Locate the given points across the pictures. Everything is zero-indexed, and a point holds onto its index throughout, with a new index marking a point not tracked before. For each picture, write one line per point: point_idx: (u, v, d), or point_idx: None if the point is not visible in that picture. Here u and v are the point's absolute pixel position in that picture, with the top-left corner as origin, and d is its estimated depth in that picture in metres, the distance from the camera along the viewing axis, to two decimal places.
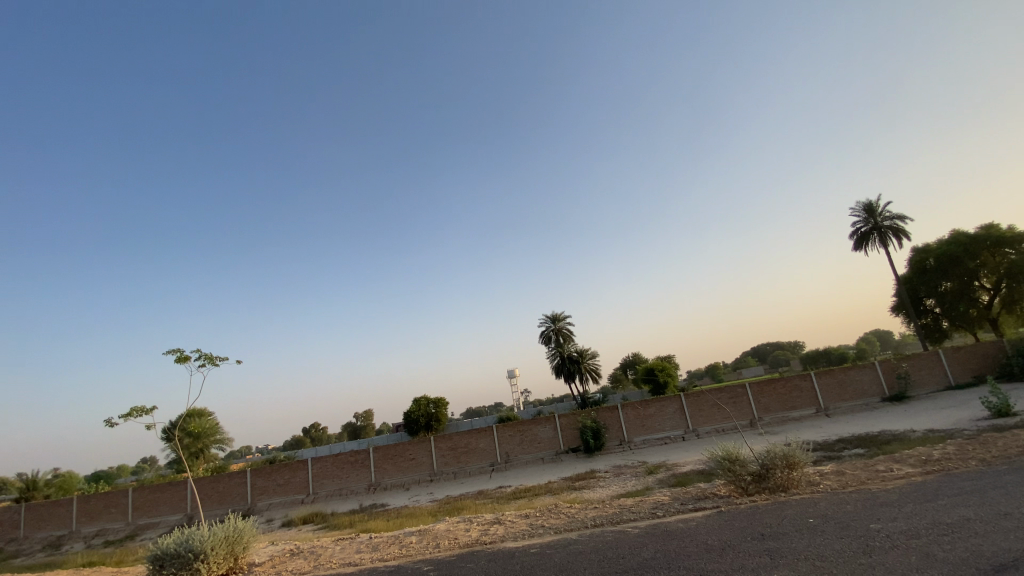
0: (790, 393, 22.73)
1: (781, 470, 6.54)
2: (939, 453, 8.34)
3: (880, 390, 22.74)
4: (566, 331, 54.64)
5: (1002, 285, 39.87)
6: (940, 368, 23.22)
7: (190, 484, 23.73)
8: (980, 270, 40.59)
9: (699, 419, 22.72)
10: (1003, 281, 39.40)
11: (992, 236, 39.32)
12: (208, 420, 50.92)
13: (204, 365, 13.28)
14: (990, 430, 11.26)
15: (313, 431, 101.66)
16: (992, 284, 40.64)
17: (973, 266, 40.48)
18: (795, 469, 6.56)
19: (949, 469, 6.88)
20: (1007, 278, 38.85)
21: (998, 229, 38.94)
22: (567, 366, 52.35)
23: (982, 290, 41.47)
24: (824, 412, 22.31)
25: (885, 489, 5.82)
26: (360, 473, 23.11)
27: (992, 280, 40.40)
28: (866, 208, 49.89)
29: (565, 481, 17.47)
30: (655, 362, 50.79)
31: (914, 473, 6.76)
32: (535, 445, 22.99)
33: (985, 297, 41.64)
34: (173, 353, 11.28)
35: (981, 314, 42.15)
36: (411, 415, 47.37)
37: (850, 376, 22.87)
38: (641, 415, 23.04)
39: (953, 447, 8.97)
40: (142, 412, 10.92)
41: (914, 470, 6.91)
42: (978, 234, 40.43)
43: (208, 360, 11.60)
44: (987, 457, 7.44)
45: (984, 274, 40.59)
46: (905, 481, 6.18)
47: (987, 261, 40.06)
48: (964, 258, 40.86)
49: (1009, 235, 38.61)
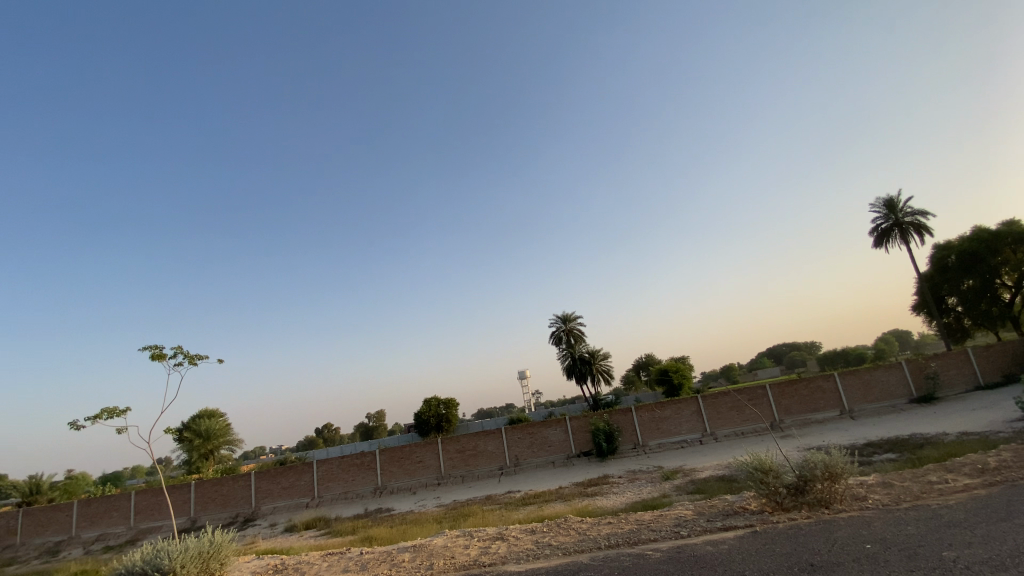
0: (812, 395, 21.72)
1: (822, 482, 5.76)
2: (996, 461, 7.46)
3: (907, 391, 21.60)
4: (577, 332, 53.79)
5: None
6: (972, 368, 21.98)
7: (194, 487, 23.51)
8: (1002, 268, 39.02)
9: (716, 421, 21.82)
10: None
11: (1014, 232, 37.78)
12: (218, 421, 50.98)
13: (181, 364, 11.50)
14: None
15: (326, 432, 102.16)
16: (1016, 282, 39.08)
17: (995, 263, 38.95)
18: (839, 479, 5.78)
19: (1015, 481, 6.03)
20: None
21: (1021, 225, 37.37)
22: (578, 366, 51.50)
23: (1005, 288, 39.88)
24: (848, 414, 21.27)
25: (947, 505, 5.02)
26: (366, 476, 22.58)
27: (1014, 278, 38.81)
28: (886, 204, 48.31)
29: (576, 487, 16.73)
30: (669, 362, 49.68)
31: (975, 486, 5.92)
32: (545, 448, 22.26)
33: (1008, 295, 40.03)
34: (150, 349, 10.80)
35: (1005, 313, 40.57)
36: (421, 416, 46.95)
37: (876, 376, 21.78)
38: (655, 417, 22.19)
39: (1009, 454, 8.06)
40: (114, 413, 10.44)
41: (974, 482, 6.07)
42: (1001, 230, 38.87)
43: (186, 357, 11.17)
44: None
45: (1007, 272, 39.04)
46: (968, 496, 5.35)
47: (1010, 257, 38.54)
48: (985, 254, 39.37)
49: None
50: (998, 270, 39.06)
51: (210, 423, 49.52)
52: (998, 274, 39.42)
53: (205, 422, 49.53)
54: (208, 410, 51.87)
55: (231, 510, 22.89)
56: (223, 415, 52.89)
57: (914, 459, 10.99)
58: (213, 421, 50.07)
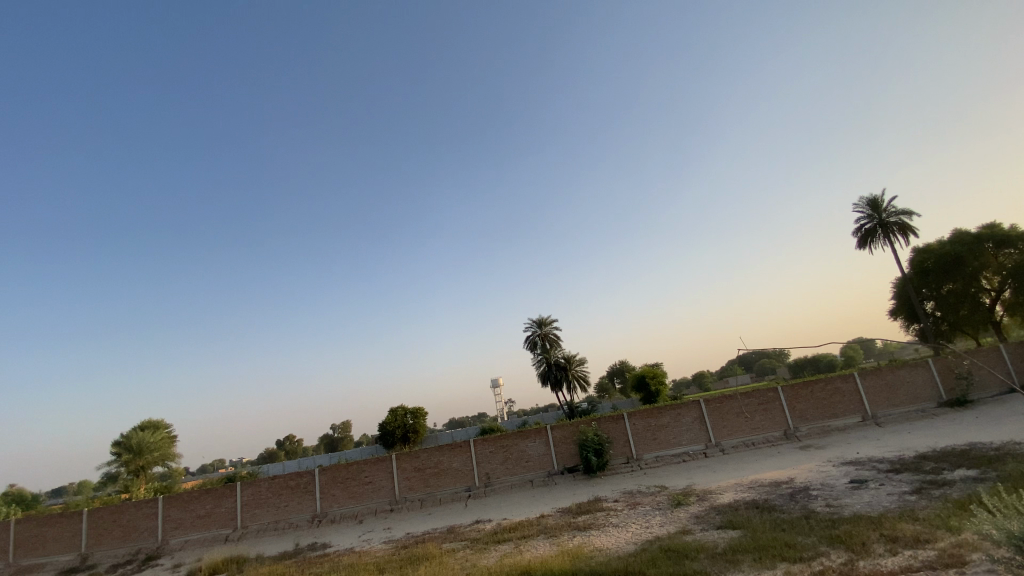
0: (831, 398, 18.90)
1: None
2: None
3: (934, 393, 19.00)
4: (553, 336, 50.28)
5: (1007, 287, 37.35)
6: (1003, 367, 19.44)
7: (85, 516, 18.84)
8: (981, 272, 37.98)
9: (723, 430, 18.74)
10: (1008, 281, 36.95)
11: (995, 235, 37.20)
12: (155, 434, 45.11)
13: None
14: None
15: (288, 444, 96.29)
16: (997, 286, 37.96)
17: (975, 267, 37.75)
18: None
19: None
20: (1013, 278, 36.40)
21: (1003, 227, 36.80)
22: (554, 373, 48.11)
23: (984, 293, 38.70)
24: (873, 421, 18.48)
25: None
26: (302, 501, 18.41)
27: (996, 281, 37.84)
28: (870, 204, 46.92)
29: (563, 515, 13.18)
30: (647, 367, 46.66)
31: None
32: (522, 465, 18.63)
33: (988, 300, 38.86)
34: None
35: (985, 318, 39.22)
36: (386, 426, 42.69)
37: (901, 376, 19.11)
38: (652, 426, 18.86)
39: None
40: None
41: None
42: (980, 233, 38.12)
43: None
44: None
45: (987, 275, 37.99)
46: None
47: (992, 261, 37.54)
48: (966, 258, 38.22)
49: (1013, 234, 36.57)
50: (979, 273, 37.87)
51: (143, 435, 43.59)
52: (978, 279, 38.27)
53: (138, 435, 43.66)
54: (148, 420, 46.19)
55: (132, 545, 18.37)
56: (169, 426, 47.06)
57: None
58: (147, 434, 44.16)
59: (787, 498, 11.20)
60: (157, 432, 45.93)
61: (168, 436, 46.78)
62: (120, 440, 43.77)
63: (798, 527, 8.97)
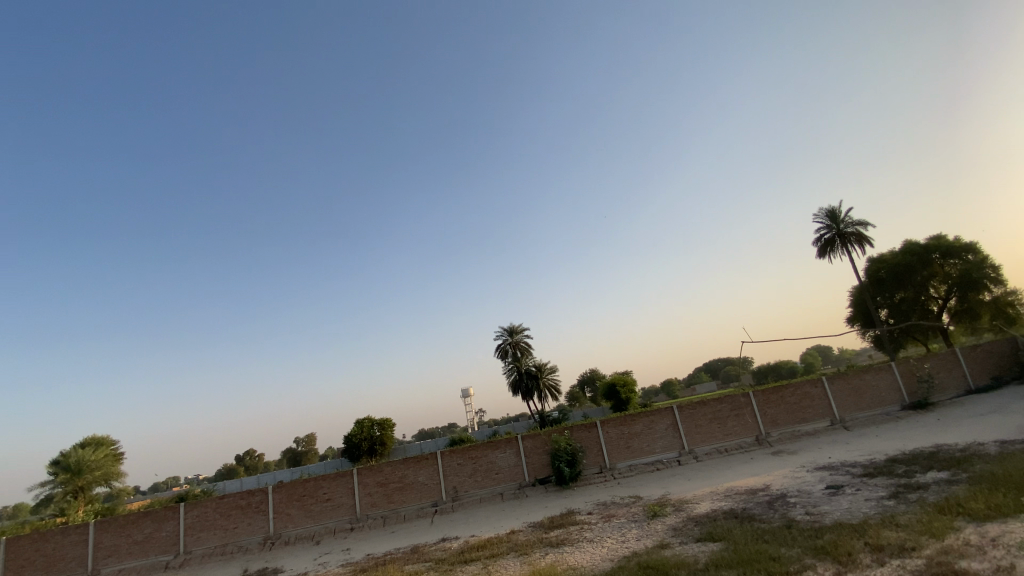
0: (800, 403, 18.92)
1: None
2: None
3: (899, 396, 19.30)
4: (524, 345, 49.49)
5: (953, 295, 38.97)
6: (960, 370, 19.95)
7: (5, 546, 16.89)
8: (930, 281, 39.63)
9: (695, 437, 18.46)
10: (955, 289, 38.61)
11: (942, 246, 39.05)
12: (97, 452, 41.96)
13: None
14: None
15: (249, 459, 91.94)
16: (944, 294, 39.54)
17: (925, 275, 39.40)
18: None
19: None
20: (959, 286, 38.09)
21: (949, 238, 38.71)
22: (525, 382, 47.45)
23: (933, 301, 40.24)
24: (841, 425, 18.59)
25: None
26: (254, 521, 17.05)
27: (943, 290, 39.48)
28: (828, 214, 48.59)
29: (535, 531, 12.46)
30: (616, 375, 46.54)
31: None
32: (491, 478, 17.83)
33: (936, 307, 40.42)
34: None
35: (934, 325, 40.80)
36: (352, 439, 41.00)
37: (866, 380, 19.33)
38: (625, 433, 18.41)
39: None
40: None
41: None
42: (928, 244, 39.87)
43: None
44: None
45: (935, 284, 39.55)
46: None
47: (937, 271, 39.04)
48: (917, 267, 39.84)
49: (958, 244, 38.52)
50: (928, 282, 39.49)
51: (83, 453, 40.47)
52: (927, 287, 39.91)
53: (77, 453, 40.49)
54: (90, 437, 43.03)
55: None
56: (114, 443, 43.94)
57: None
58: (88, 452, 41.02)
59: (765, 505, 10.86)
60: (100, 449, 42.79)
61: (112, 454, 43.61)
62: (58, 460, 40.54)
63: (779, 536, 8.58)
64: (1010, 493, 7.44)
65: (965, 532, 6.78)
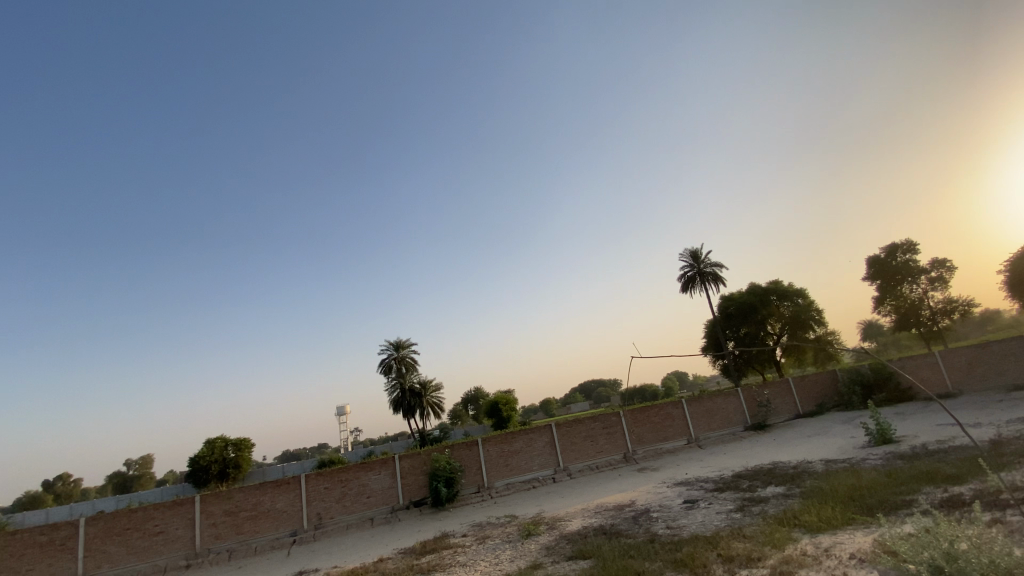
0: (663, 423, 20.59)
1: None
2: None
3: (742, 418, 21.94)
4: (409, 361, 47.66)
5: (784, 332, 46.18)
6: (789, 396, 23.33)
7: None
8: (768, 319, 46.46)
9: (571, 455, 19.09)
10: (786, 327, 45.94)
11: (778, 289, 46.47)
12: None
13: None
14: (956, 467, 9.37)
15: (58, 486, 75.77)
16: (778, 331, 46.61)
17: (765, 314, 46.11)
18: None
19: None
20: (791, 324, 45.66)
21: (782, 284, 46.20)
22: (407, 399, 45.79)
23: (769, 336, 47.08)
24: (696, 443, 20.56)
25: None
26: (52, 564, 13.80)
27: (777, 327, 46.54)
28: (692, 254, 54.78)
29: (406, 557, 11.73)
30: (499, 394, 46.91)
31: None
32: (362, 501, 16.60)
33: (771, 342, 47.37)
34: None
35: (769, 357, 47.72)
36: (199, 461, 35.80)
37: (717, 403, 21.71)
38: (505, 452, 18.40)
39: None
40: None
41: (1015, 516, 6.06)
42: (767, 287, 46.96)
43: None
44: None
45: (771, 321, 46.46)
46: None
47: (775, 311, 46.40)
48: (759, 306, 46.48)
49: (788, 290, 46.21)
50: (766, 319, 46.24)
51: None
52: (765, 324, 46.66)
53: None
54: None
55: None
56: None
57: (853, 502, 8.53)
58: None
59: (631, 521, 11.42)
60: None
61: None
62: None
63: (644, 551, 9.00)
64: (830, 507, 8.62)
65: (799, 542, 7.67)
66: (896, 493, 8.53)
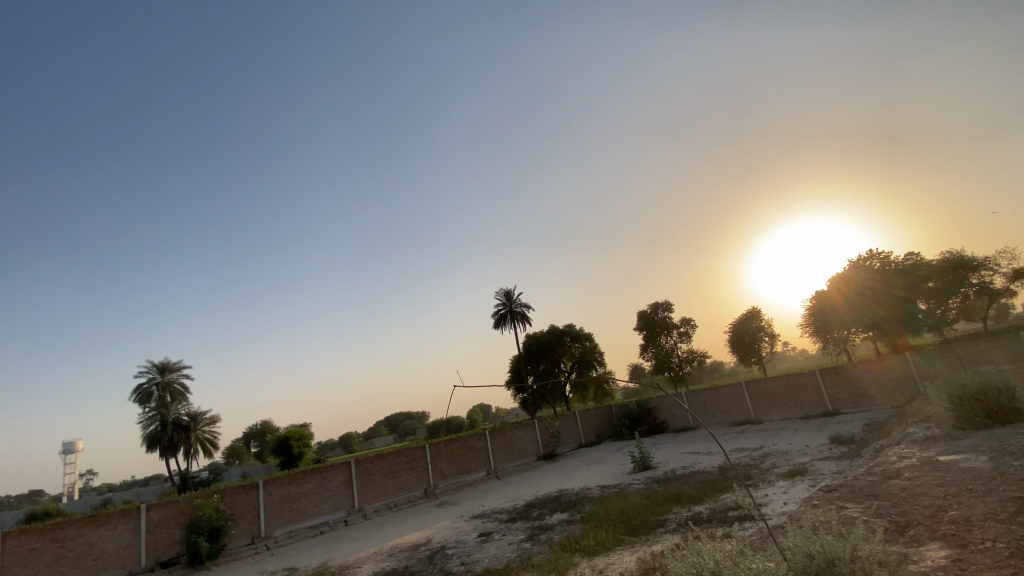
0: (466, 455, 20.91)
1: (826, 535, 4.57)
2: (758, 540, 6.51)
3: (536, 449, 23.66)
4: (178, 388, 39.11)
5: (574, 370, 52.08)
6: (576, 428, 26.12)
7: None
8: (563, 357, 51.96)
9: (368, 493, 17.83)
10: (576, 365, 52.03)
11: (571, 331, 52.85)
12: None
13: None
14: (694, 489, 11.48)
15: None
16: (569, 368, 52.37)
17: (560, 352, 51.54)
18: (937, 526, 4.93)
19: (756, 524, 7.57)
20: (580, 363, 51.90)
21: (575, 327, 52.75)
22: (168, 436, 37.69)
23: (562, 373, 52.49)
24: (494, 474, 21.32)
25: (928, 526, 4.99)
26: None
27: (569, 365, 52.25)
28: (505, 294, 58.63)
29: None
30: (292, 427, 41.80)
31: (742, 533, 7.29)
32: (81, 568, 12.58)
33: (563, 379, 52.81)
34: None
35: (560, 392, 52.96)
36: None
37: (516, 435, 23.07)
38: (291, 494, 16.24)
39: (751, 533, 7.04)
40: None
41: (736, 529, 7.54)
42: (563, 329, 52.84)
43: None
44: (839, 510, 6.25)
45: (565, 360, 52.02)
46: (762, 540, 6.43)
47: (567, 351, 52.07)
48: (556, 346, 51.82)
49: (580, 332, 52.97)
50: (561, 358, 51.63)
51: None
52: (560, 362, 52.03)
53: None
54: None
55: None
56: None
57: (621, 525, 9.71)
58: None
59: (426, 561, 11.01)
60: None
61: None
62: None
63: None
64: (604, 531, 9.67)
65: (579, 566, 8.34)
66: (653, 514, 10.03)
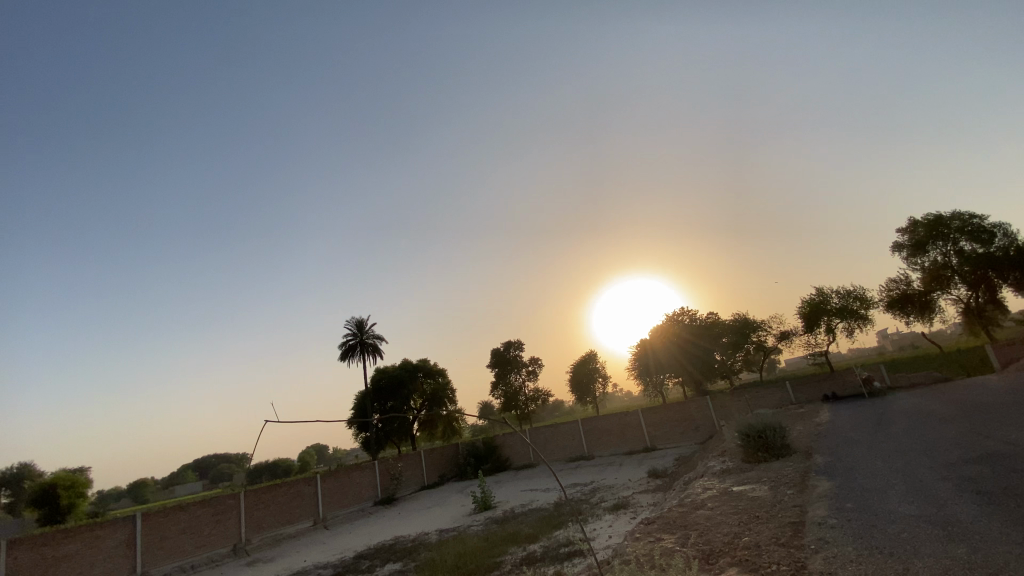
0: (290, 503, 18.54)
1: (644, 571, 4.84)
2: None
3: (373, 493, 22.03)
4: None
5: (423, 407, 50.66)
6: (418, 469, 25.09)
7: None
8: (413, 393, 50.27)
9: (155, 554, 14.55)
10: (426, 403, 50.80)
11: (424, 367, 51.91)
12: None
13: None
14: (530, 528, 11.66)
15: None
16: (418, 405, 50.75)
17: (411, 388, 49.89)
18: (735, 553, 5.60)
19: (585, 559, 7.87)
20: (429, 400, 50.81)
21: (428, 363, 51.99)
22: None
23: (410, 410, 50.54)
24: (322, 524, 19.18)
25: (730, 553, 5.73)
26: None
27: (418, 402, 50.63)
28: (356, 324, 55.26)
29: None
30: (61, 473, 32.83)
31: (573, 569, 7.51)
32: None
33: None
34: None
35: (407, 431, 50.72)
36: None
37: (351, 478, 21.31)
38: (46, 560, 12.45)
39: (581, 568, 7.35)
40: None
41: (566, 566, 7.73)
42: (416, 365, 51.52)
43: None
44: (655, 542, 6.82)
45: (414, 397, 50.34)
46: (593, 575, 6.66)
47: (419, 387, 51.05)
48: (407, 381, 50.07)
49: (432, 369, 52.31)
50: (411, 394, 49.88)
51: None
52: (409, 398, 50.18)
53: None
54: None
55: None
56: None
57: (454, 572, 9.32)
58: None
59: None
60: None
61: None
62: None
63: None
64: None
65: None
66: (490, 556, 9.87)
